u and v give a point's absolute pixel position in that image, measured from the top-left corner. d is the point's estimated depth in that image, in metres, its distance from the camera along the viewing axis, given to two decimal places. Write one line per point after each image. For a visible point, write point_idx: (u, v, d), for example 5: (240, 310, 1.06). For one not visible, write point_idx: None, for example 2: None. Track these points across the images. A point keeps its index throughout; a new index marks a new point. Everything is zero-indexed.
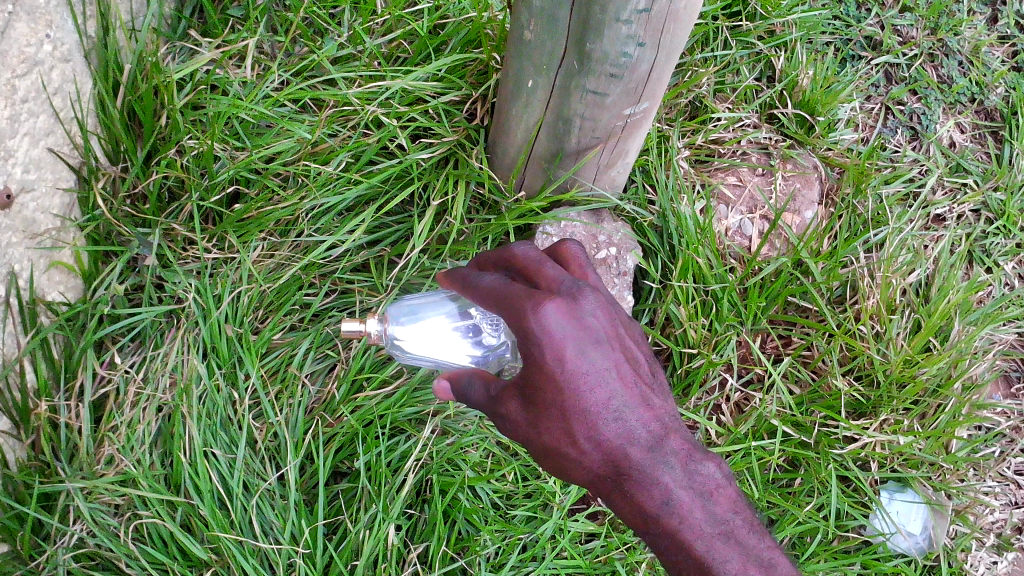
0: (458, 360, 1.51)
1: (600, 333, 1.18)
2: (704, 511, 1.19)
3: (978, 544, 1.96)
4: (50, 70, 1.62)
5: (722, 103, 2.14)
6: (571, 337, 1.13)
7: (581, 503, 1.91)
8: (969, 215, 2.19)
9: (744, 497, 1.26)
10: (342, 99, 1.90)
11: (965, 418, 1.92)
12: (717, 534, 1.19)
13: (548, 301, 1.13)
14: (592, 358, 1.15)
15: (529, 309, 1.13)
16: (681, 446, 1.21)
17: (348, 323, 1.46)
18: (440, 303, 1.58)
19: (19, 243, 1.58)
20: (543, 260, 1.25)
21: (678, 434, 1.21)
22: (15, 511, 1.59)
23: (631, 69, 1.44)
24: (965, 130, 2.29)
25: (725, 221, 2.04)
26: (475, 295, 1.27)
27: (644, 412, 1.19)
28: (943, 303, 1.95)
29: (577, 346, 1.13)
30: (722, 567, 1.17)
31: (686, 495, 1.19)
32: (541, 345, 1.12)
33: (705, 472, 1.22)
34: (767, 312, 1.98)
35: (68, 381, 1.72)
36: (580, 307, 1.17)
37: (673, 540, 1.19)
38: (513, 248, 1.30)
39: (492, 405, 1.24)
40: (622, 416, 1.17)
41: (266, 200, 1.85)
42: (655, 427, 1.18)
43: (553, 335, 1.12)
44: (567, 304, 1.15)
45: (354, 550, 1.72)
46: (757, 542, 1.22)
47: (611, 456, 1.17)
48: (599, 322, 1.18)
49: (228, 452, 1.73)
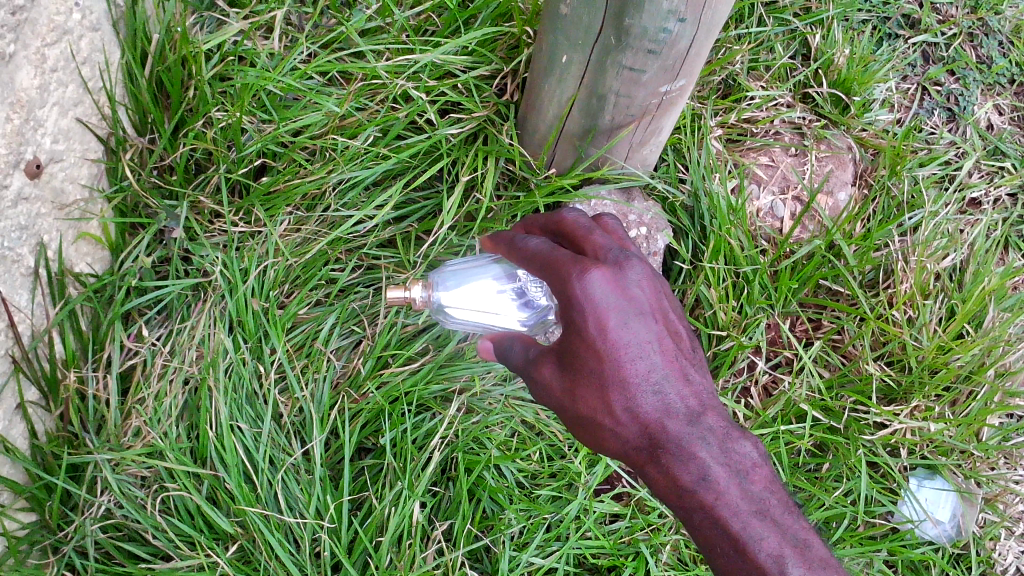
0: (507, 323, 1.51)
1: (645, 304, 1.18)
2: (740, 488, 1.18)
3: (1007, 532, 1.93)
4: (79, 39, 1.60)
5: (756, 81, 2.10)
6: (616, 307, 1.14)
7: (606, 484, 1.91)
8: (1006, 199, 2.16)
9: (779, 478, 1.24)
10: (370, 72, 1.87)
11: (998, 405, 1.89)
12: (753, 513, 1.18)
13: (595, 269, 1.14)
14: (635, 329, 1.15)
15: (574, 275, 1.14)
16: (719, 423, 1.20)
17: (393, 290, 1.47)
18: (484, 267, 1.58)
19: (48, 214, 1.57)
20: (593, 229, 1.26)
21: (716, 411, 1.21)
22: (43, 481, 1.60)
23: (669, 45, 1.41)
24: (1003, 113, 2.25)
25: (757, 201, 2.01)
26: (521, 257, 1.29)
27: (684, 387, 1.19)
28: (978, 289, 1.92)
29: (621, 316, 1.14)
30: (757, 546, 1.16)
31: (722, 472, 1.18)
32: (585, 311, 1.13)
33: (740, 451, 1.21)
34: (798, 294, 1.95)
35: (96, 353, 1.72)
36: (626, 276, 1.17)
37: (707, 515, 1.18)
38: (566, 216, 1.32)
39: (529, 368, 1.26)
40: (662, 389, 1.17)
41: (293, 173, 1.84)
42: (693, 403, 1.18)
43: (598, 304, 1.13)
44: (613, 273, 1.15)
45: (379, 527, 1.72)
46: (793, 522, 1.20)
47: (648, 427, 1.17)
48: (645, 292, 1.18)
49: (254, 426, 1.73)
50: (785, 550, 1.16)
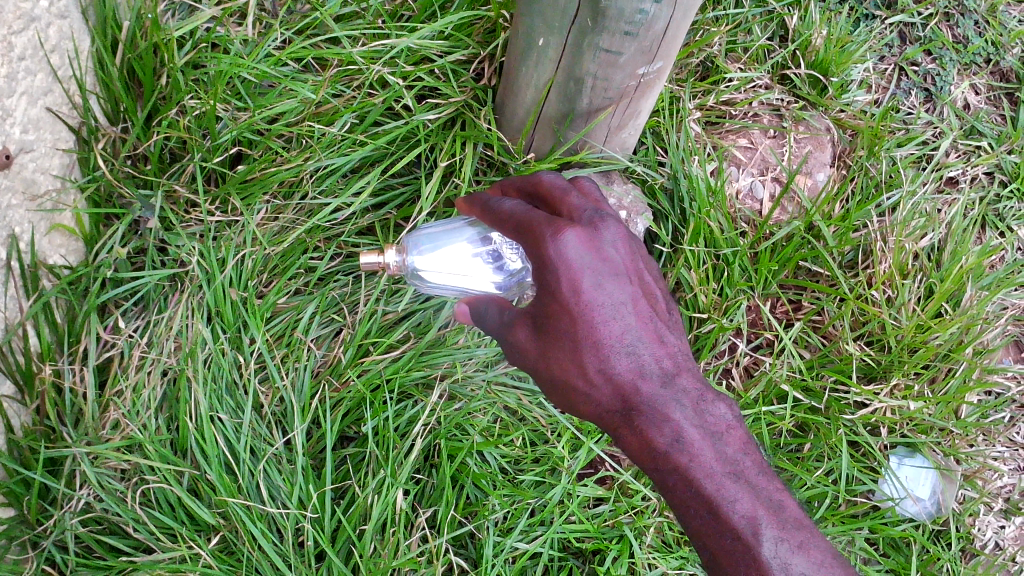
0: (481, 286, 1.52)
1: (619, 265, 1.22)
2: (713, 449, 1.24)
3: (986, 508, 1.96)
4: (47, 26, 1.57)
5: (734, 63, 2.10)
6: (589, 267, 1.18)
7: (589, 468, 1.92)
8: (983, 177, 2.17)
9: (753, 440, 1.30)
10: (346, 58, 1.85)
11: (976, 383, 1.91)
12: (727, 474, 1.23)
13: (568, 229, 1.17)
14: (609, 290, 1.20)
15: (549, 235, 1.17)
16: (693, 385, 1.27)
17: (368, 255, 1.46)
18: (458, 231, 1.58)
19: (19, 205, 1.55)
20: (569, 190, 1.29)
21: (689, 373, 1.27)
22: (21, 476, 1.58)
23: (646, 27, 1.40)
24: (979, 92, 2.26)
25: (736, 183, 2.02)
26: (496, 217, 1.29)
27: (658, 348, 1.24)
28: (956, 268, 1.94)
29: (595, 277, 1.18)
30: (731, 507, 1.19)
31: (695, 433, 1.24)
32: (559, 270, 1.16)
33: (714, 413, 1.28)
34: (778, 276, 1.95)
35: (72, 345, 1.70)
36: (601, 236, 1.21)
37: (681, 477, 1.22)
38: (541, 177, 1.34)
39: (503, 331, 1.28)
40: (635, 351, 1.22)
41: (269, 161, 1.82)
42: (667, 365, 1.24)
43: (572, 263, 1.16)
44: (587, 234, 1.19)
45: (363, 515, 1.71)
46: (767, 483, 1.25)
47: (622, 388, 1.22)
48: (620, 253, 1.22)
49: (234, 417, 1.71)
50: (759, 511, 1.20)
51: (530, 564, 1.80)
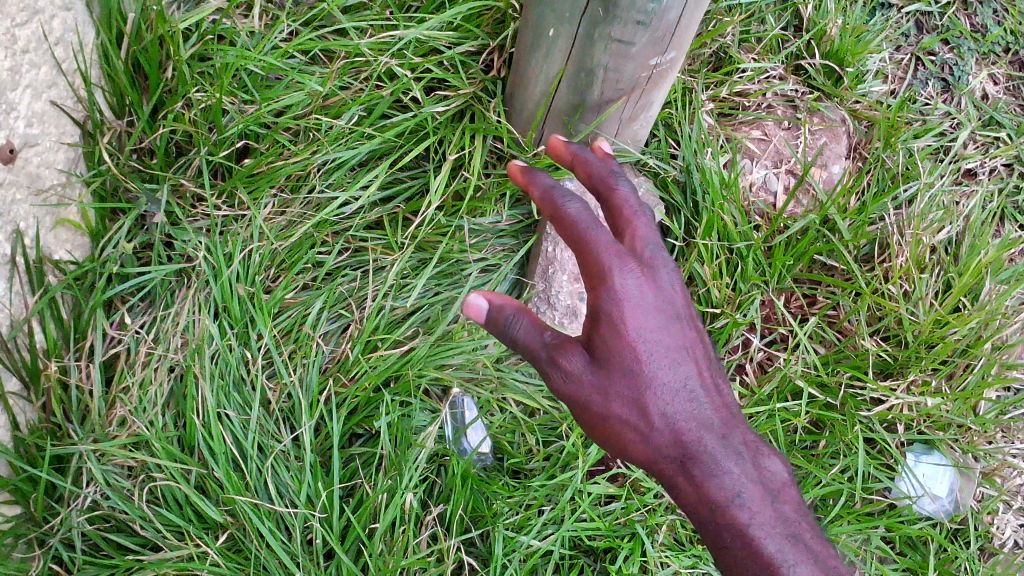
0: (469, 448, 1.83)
1: (675, 310, 1.28)
2: (769, 505, 1.25)
3: (1006, 506, 1.92)
4: (51, 18, 1.55)
5: (748, 53, 2.06)
6: (650, 308, 1.24)
7: (599, 466, 1.88)
8: (1002, 169, 2.13)
9: (802, 500, 1.32)
10: (353, 50, 1.83)
11: (995, 378, 1.87)
12: (783, 532, 1.23)
13: (632, 268, 1.23)
14: (666, 335, 1.26)
15: (614, 265, 1.21)
16: (744, 438, 1.30)
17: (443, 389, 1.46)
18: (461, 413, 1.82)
19: (23, 200, 1.54)
20: (636, 214, 1.30)
21: (740, 426, 1.32)
22: (27, 474, 1.56)
23: (659, 16, 1.37)
24: (998, 82, 2.22)
25: (750, 175, 1.98)
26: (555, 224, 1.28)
27: (712, 397, 1.29)
28: (975, 261, 1.90)
29: (653, 318, 1.24)
30: (790, 568, 1.19)
31: (750, 487, 1.26)
32: (623, 302, 1.21)
33: (767, 468, 1.30)
34: (793, 270, 1.92)
35: (78, 342, 1.68)
36: (659, 274, 1.27)
37: (740, 533, 1.22)
38: (617, 184, 1.33)
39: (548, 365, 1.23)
40: (693, 395, 1.27)
41: (277, 154, 1.80)
42: (721, 414, 1.29)
43: (634, 300, 1.22)
44: (647, 275, 1.25)
45: (372, 513, 1.69)
46: (821, 547, 1.24)
47: (674, 429, 1.26)
48: (676, 299, 1.28)
49: (242, 413, 1.70)
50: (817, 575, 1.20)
51: (541, 562, 1.78)
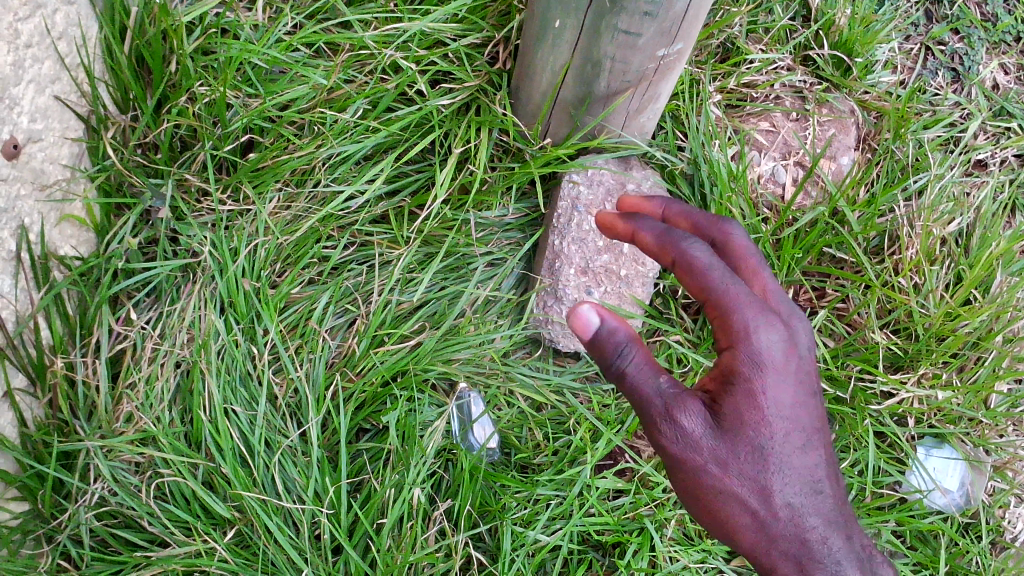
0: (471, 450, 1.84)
1: (814, 390, 1.27)
2: None
3: (1017, 500, 1.91)
4: (54, 13, 1.54)
5: (756, 44, 2.04)
6: (792, 384, 1.22)
7: (608, 460, 1.89)
8: (1012, 160, 2.11)
9: None
10: (357, 43, 1.81)
11: (1006, 371, 1.85)
12: None
13: (778, 335, 1.22)
14: (805, 416, 1.24)
15: (751, 325, 1.21)
16: (856, 537, 1.29)
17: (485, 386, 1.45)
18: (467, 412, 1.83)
19: (28, 196, 1.53)
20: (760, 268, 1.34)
21: (854, 523, 1.30)
22: (34, 470, 1.56)
23: (666, 7, 1.35)
24: (1009, 71, 2.19)
25: (758, 167, 1.97)
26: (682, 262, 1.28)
27: (835, 488, 1.28)
28: (985, 254, 1.89)
29: (794, 394, 1.22)
30: None
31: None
32: (761, 366, 1.20)
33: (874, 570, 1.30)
34: (802, 263, 1.90)
35: (84, 338, 1.68)
36: (798, 344, 1.26)
37: None
38: (735, 233, 1.38)
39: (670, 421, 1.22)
40: (821, 484, 1.25)
41: (281, 148, 1.79)
42: (841, 507, 1.28)
43: (776, 373, 1.20)
44: (791, 346, 1.23)
45: (380, 508, 1.68)
46: None
47: (794, 516, 1.24)
48: (815, 379, 1.27)
49: (249, 409, 1.69)
50: None
51: (549, 557, 1.77)
